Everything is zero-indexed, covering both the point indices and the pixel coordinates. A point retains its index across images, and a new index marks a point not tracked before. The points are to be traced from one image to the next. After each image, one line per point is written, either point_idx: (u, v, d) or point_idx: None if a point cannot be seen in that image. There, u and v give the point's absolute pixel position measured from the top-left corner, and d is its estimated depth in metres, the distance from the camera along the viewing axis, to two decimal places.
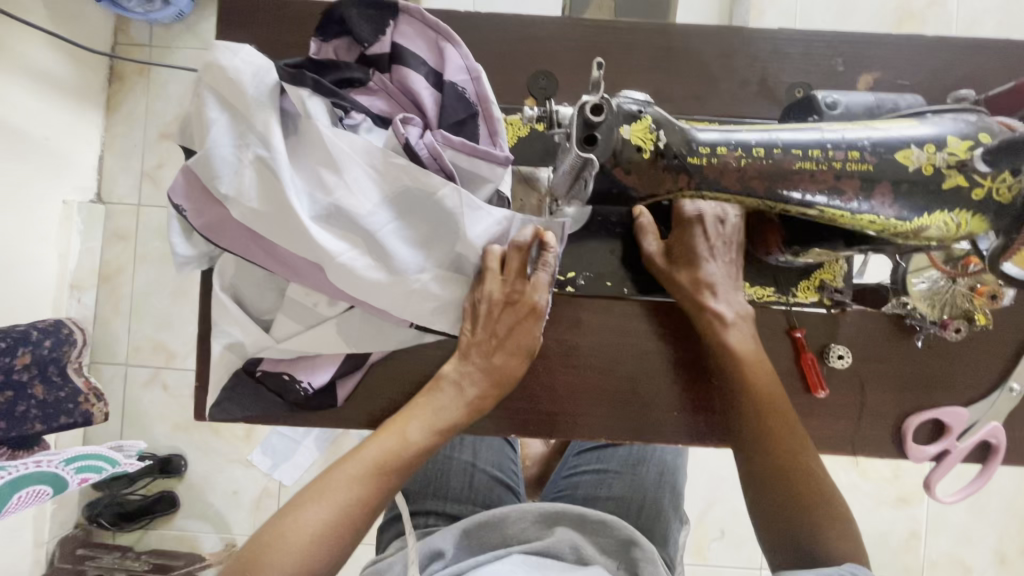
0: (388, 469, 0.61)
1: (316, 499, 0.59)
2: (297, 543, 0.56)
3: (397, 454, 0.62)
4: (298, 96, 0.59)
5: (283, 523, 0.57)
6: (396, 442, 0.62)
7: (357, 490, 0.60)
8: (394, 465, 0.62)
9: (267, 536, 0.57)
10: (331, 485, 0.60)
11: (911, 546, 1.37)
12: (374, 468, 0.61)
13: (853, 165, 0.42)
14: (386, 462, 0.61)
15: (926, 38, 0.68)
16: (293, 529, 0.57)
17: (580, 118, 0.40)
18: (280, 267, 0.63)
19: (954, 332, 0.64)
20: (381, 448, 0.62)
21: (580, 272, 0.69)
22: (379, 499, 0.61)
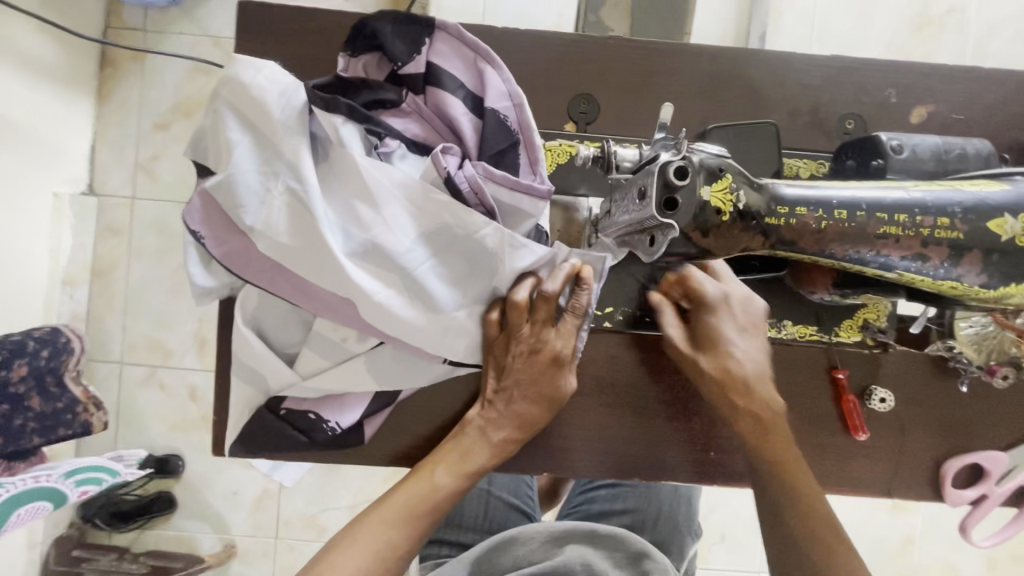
0: (417, 514, 0.58)
1: (343, 548, 0.56)
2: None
3: (425, 497, 0.59)
4: (331, 123, 0.56)
5: (306, 573, 0.55)
6: (425, 486, 0.60)
7: (385, 538, 0.57)
8: (423, 510, 0.59)
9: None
10: (358, 533, 0.57)
11: (905, 552, 1.37)
12: (401, 515, 0.58)
13: (942, 233, 0.40)
14: (415, 506, 0.58)
15: (981, 71, 0.65)
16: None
17: (660, 178, 0.37)
18: (306, 301, 0.60)
19: (1002, 378, 0.63)
20: (410, 492, 0.59)
21: (619, 307, 0.65)
22: (409, 545, 0.58)
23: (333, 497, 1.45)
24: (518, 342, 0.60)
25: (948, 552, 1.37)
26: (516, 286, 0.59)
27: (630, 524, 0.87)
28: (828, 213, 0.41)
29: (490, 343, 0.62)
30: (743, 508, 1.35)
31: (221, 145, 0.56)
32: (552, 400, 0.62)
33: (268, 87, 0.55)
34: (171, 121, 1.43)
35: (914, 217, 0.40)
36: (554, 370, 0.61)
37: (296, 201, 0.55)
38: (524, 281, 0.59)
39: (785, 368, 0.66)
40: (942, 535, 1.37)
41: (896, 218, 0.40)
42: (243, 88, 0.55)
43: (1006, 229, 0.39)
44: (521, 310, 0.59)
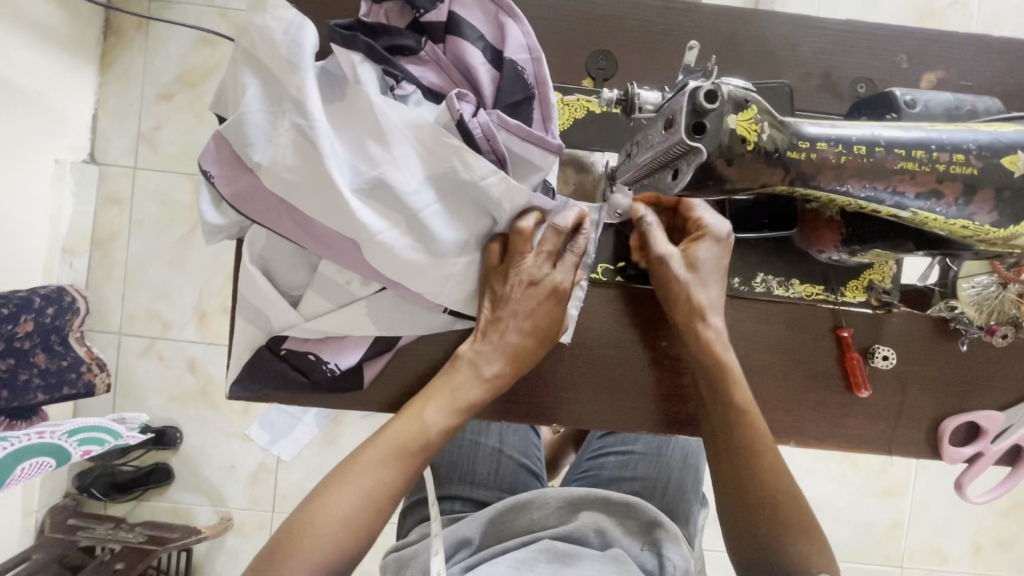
0: (409, 453, 0.59)
1: (340, 485, 0.57)
2: (325, 530, 0.55)
3: (416, 438, 0.60)
4: (350, 61, 0.56)
5: (309, 511, 0.56)
6: (416, 425, 0.60)
7: (379, 475, 0.58)
8: (413, 448, 0.59)
9: (297, 522, 0.56)
10: (353, 472, 0.58)
11: (894, 536, 1.39)
12: (392, 454, 0.59)
13: (957, 168, 0.41)
14: (406, 445, 0.59)
15: (989, 40, 0.67)
16: (320, 515, 0.56)
17: (690, 104, 0.38)
18: (313, 242, 0.60)
19: (1000, 337, 0.65)
20: (402, 431, 0.60)
21: (630, 261, 0.67)
22: (403, 483, 0.59)
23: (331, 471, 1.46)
24: (519, 272, 0.62)
25: (934, 537, 1.40)
26: (522, 217, 0.61)
27: (633, 485, 0.89)
28: (847, 149, 0.42)
29: (489, 274, 0.63)
30: None
31: (235, 88, 0.57)
32: (546, 335, 0.63)
33: (272, 24, 0.55)
34: (175, 91, 1.42)
35: (930, 154, 0.41)
36: (555, 302, 0.62)
37: (302, 137, 0.55)
38: (530, 213, 0.61)
39: (790, 325, 0.68)
40: (929, 519, 1.40)
41: (913, 154, 0.42)
42: (255, 30, 0.55)
43: (1018, 166, 0.41)
44: (524, 240, 0.61)
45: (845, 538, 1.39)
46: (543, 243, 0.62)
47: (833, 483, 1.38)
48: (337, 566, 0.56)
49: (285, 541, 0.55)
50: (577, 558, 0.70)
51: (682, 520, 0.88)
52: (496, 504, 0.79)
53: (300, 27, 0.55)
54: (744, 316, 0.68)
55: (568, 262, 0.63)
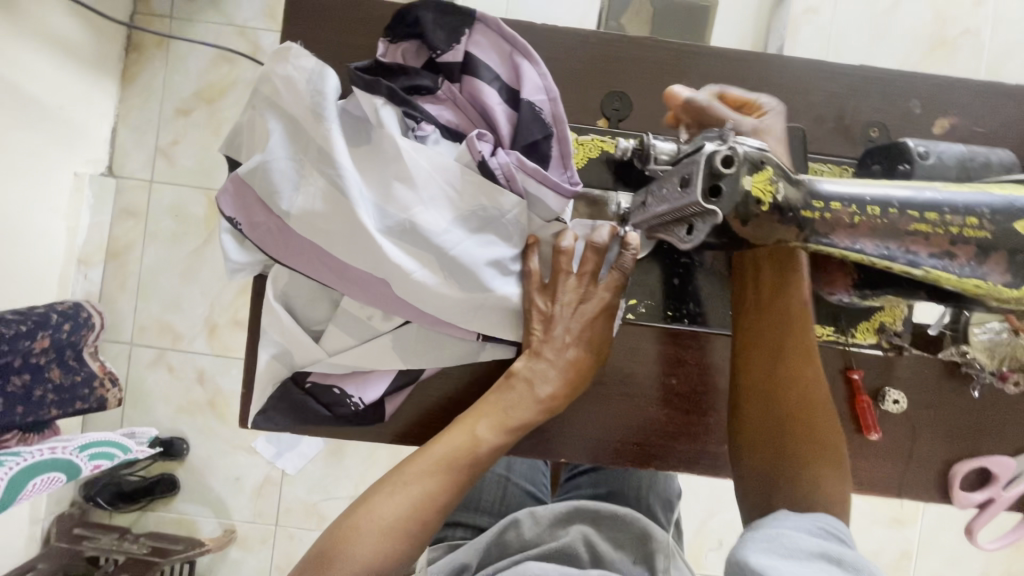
0: (459, 466, 0.59)
1: (386, 493, 0.58)
2: (369, 536, 0.55)
3: (466, 451, 0.60)
4: (372, 104, 0.58)
5: (355, 515, 0.57)
6: (467, 440, 0.60)
7: (428, 487, 0.58)
8: (463, 462, 0.59)
9: (345, 529, 0.56)
10: (401, 481, 0.58)
11: (902, 567, 1.37)
12: (441, 466, 0.59)
13: (970, 232, 0.41)
14: (457, 458, 0.59)
15: (1002, 86, 0.67)
16: (366, 518, 0.56)
17: (707, 167, 0.39)
18: (339, 282, 0.62)
19: (1013, 384, 0.65)
20: (453, 444, 0.60)
21: (641, 300, 0.67)
22: (451, 495, 0.59)
23: (335, 487, 1.46)
24: (566, 290, 0.62)
25: (943, 568, 1.38)
26: (561, 236, 0.63)
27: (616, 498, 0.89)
28: (860, 210, 0.43)
29: (532, 296, 0.63)
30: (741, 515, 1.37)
31: (258, 132, 0.60)
32: (598, 349, 0.63)
33: (297, 75, 0.58)
34: (193, 107, 1.44)
35: (943, 217, 0.42)
36: (606, 318, 0.62)
37: (332, 186, 0.58)
38: (568, 233, 0.63)
39: None
40: (936, 551, 1.38)
41: (927, 216, 0.42)
42: (280, 78, 0.59)
43: None
44: (567, 258, 0.62)
45: None
46: (584, 262, 0.63)
47: None
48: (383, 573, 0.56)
49: (331, 545, 0.56)
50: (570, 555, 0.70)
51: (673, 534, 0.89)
52: (493, 526, 0.80)
53: (321, 75, 0.59)
54: None
55: (613, 282, 0.62)
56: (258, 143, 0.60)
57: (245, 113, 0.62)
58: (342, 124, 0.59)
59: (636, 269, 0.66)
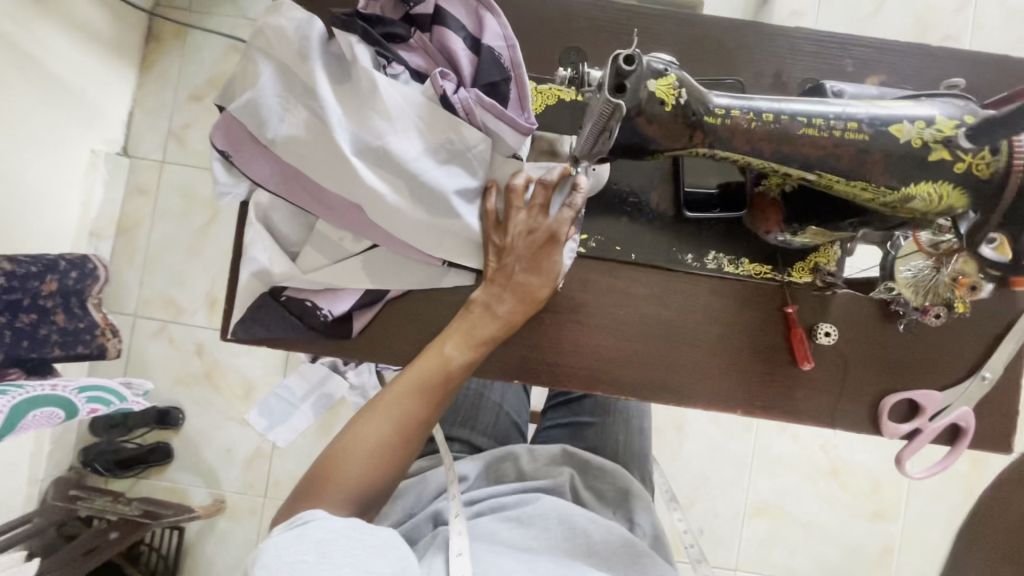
0: (432, 385, 0.65)
1: (370, 416, 0.63)
2: (356, 457, 0.62)
3: (437, 371, 0.65)
4: (348, 42, 0.64)
5: (342, 442, 0.63)
6: (438, 361, 0.65)
7: (407, 408, 0.64)
8: (436, 381, 0.65)
9: (334, 454, 0.62)
10: (383, 404, 0.64)
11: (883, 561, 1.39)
12: (413, 388, 0.64)
13: (851, 134, 0.47)
14: (428, 378, 0.65)
15: (930, 50, 0.74)
16: (351, 443, 0.62)
17: (614, 67, 0.45)
18: (317, 207, 0.68)
19: (934, 317, 0.69)
20: (422, 368, 0.65)
21: (592, 235, 0.73)
22: (429, 412, 0.64)
23: None
24: (518, 223, 0.67)
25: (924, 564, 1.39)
26: (514, 176, 0.68)
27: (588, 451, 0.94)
28: (756, 117, 0.49)
29: (489, 232, 0.68)
30: (723, 506, 1.41)
31: (247, 73, 0.65)
32: (551, 276, 0.68)
33: (286, 24, 0.64)
34: (205, 93, 1.54)
35: (828, 122, 0.48)
36: (553, 246, 0.67)
37: (314, 118, 0.64)
38: (521, 172, 0.68)
39: (745, 303, 0.73)
40: (919, 544, 1.39)
41: (813, 122, 0.48)
42: (270, 31, 0.64)
43: (903, 133, 0.47)
44: (518, 195, 0.67)
45: (832, 559, 1.40)
46: (535, 197, 0.67)
47: (823, 502, 1.41)
48: (373, 488, 0.62)
49: (325, 466, 0.62)
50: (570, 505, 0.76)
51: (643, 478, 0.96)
52: (492, 453, 0.85)
53: (308, 24, 0.64)
54: (696, 291, 0.73)
55: (564, 213, 0.66)
56: (246, 82, 0.65)
57: (238, 64, 0.67)
58: (327, 67, 0.65)
59: (588, 206, 0.72)
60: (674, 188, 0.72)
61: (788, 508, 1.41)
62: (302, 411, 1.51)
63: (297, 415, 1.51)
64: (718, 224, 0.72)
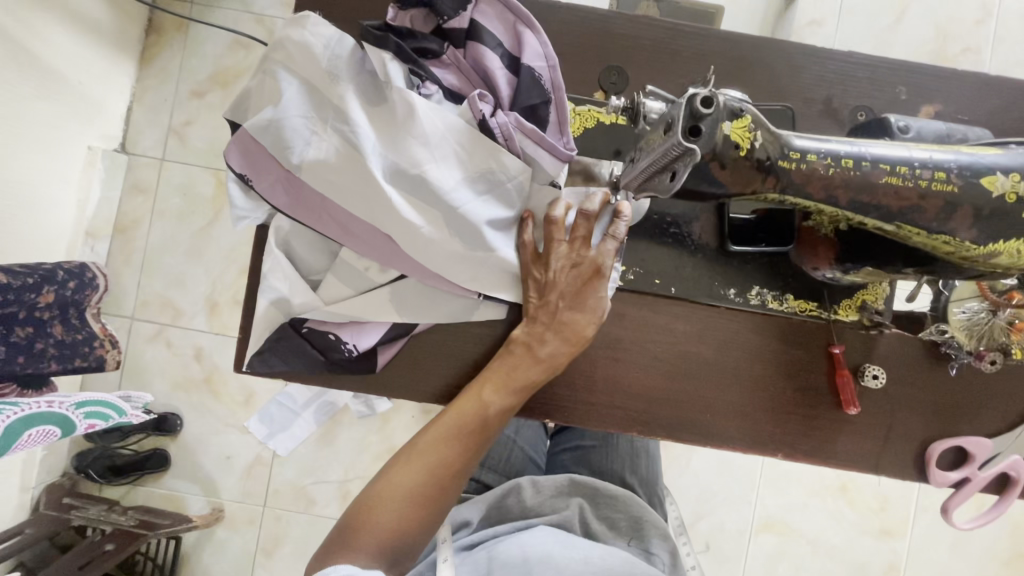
0: (468, 432, 0.62)
1: (402, 465, 0.61)
2: (391, 507, 0.59)
3: (474, 416, 0.62)
4: (380, 58, 0.59)
5: (376, 489, 0.60)
6: (475, 406, 0.62)
7: (442, 456, 0.61)
8: (472, 427, 0.62)
9: (368, 501, 0.60)
10: (416, 452, 0.61)
11: None
12: (451, 434, 0.61)
13: (938, 186, 0.44)
14: (465, 424, 0.62)
15: (986, 78, 0.70)
16: (386, 491, 0.59)
17: (688, 108, 0.41)
18: (343, 235, 0.64)
19: (989, 363, 0.66)
20: (460, 412, 0.62)
21: (631, 267, 0.69)
22: (466, 460, 0.62)
23: (325, 470, 1.47)
24: (559, 257, 0.63)
25: None
26: (553, 206, 0.63)
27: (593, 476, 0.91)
28: (835, 162, 0.45)
29: (528, 266, 0.64)
30: (730, 521, 1.38)
31: (268, 91, 0.60)
32: (594, 314, 0.64)
33: (313, 40, 0.59)
34: (208, 90, 1.48)
35: (913, 171, 0.44)
36: (597, 281, 0.63)
37: (345, 142, 0.59)
38: (561, 201, 0.63)
39: (782, 337, 0.70)
40: (926, 564, 1.37)
41: (897, 170, 0.44)
42: (294, 45, 0.59)
43: (996, 186, 0.43)
44: (559, 227, 0.63)
45: None
46: (576, 229, 0.63)
47: (831, 519, 1.39)
48: (407, 541, 0.60)
49: (354, 518, 0.60)
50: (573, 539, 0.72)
51: (653, 500, 0.92)
52: (495, 489, 0.81)
53: (339, 43, 0.60)
54: (737, 327, 0.70)
55: (608, 248, 0.63)
56: (267, 100, 0.60)
57: (255, 78, 0.61)
58: (358, 85, 0.60)
59: (629, 237, 0.68)
60: (719, 219, 0.68)
61: (795, 524, 1.38)
62: (303, 418, 1.46)
63: (298, 423, 1.46)
64: (764, 259, 0.69)
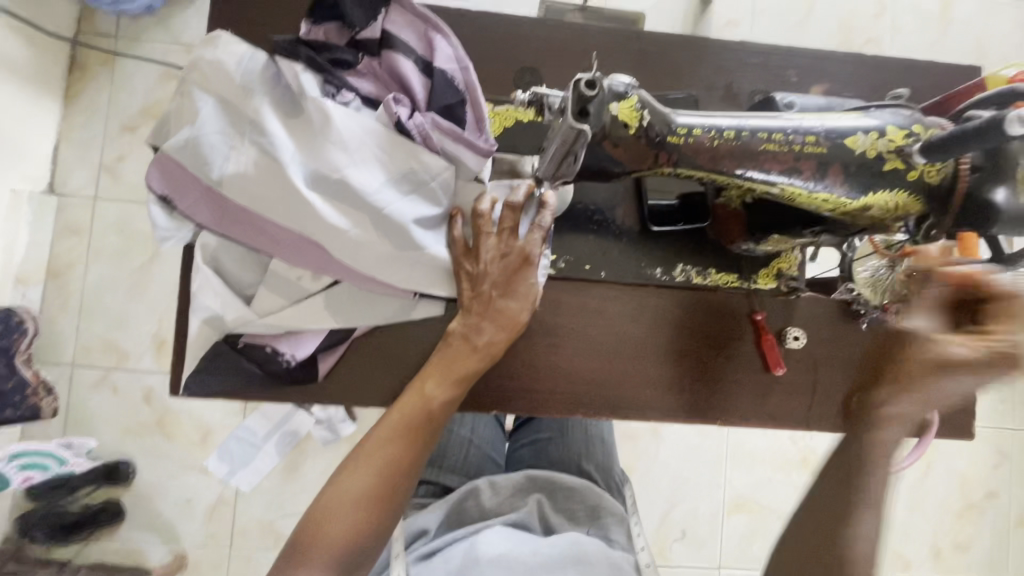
0: (415, 426, 0.62)
1: (351, 469, 0.60)
2: (342, 511, 0.58)
3: (419, 410, 0.63)
4: (292, 70, 0.61)
5: (326, 498, 0.59)
6: (419, 400, 0.63)
7: (390, 454, 0.61)
8: (418, 422, 0.62)
9: (318, 511, 0.59)
10: (364, 453, 0.61)
11: None
12: (396, 432, 0.62)
13: (811, 148, 0.49)
14: (410, 420, 0.62)
15: (866, 58, 0.77)
16: (336, 497, 0.59)
17: (575, 92, 0.44)
18: (270, 246, 0.64)
19: (894, 314, 0.72)
20: (404, 409, 0.63)
21: (561, 256, 0.71)
22: (415, 455, 0.62)
23: (292, 501, 1.42)
24: (488, 249, 0.65)
25: (897, 542, 1.42)
26: (479, 201, 0.66)
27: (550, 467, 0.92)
28: (719, 134, 0.49)
29: (459, 260, 0.66)
30: (701, 505, 1.42)
31: (182, 109, 0.60)
32: (527, 301, 0.66)
33: (225, 58, 0.60)
34: (139, 124, 1.45)
35: (787, 137, 0.49)
36: (527, 268, 0.65)
37: (264, 154, 0.60)
38: (486, 195, 0.66)
39: (709, 310, 0.73)
40: (890, 526, 1.44)
41: (774, 137, 0.49)
42: (206, 64, 0.60)
43: (858, 145, 0.49)
44: (486, 220, 0.65)
45: None
46: (503, 221, 0.65)
47: (796, 492, 1.44)
48: (363, 547, 0.59)
49: (306, 532, 0.58)
50: (529, 539, 0.73)
51: (611, 486, 0.93)
52: (453, 494, 0.81)
53: (252, 59, 0.61)
54: (667, 304, 0.73)
55: (535, 237, 0.65)
56: (181, 119, 0.60)
57: (170, 101, 0.62)
58: (274, 98, 0.61)
59: (557, 226, 0.71)
60: (639, 204, 0.72)
61: (763, 501, 1.43)
62: (265, 452, 1.42)
63: (258, 458, 1.42)
64: (685, 238, 0.73)
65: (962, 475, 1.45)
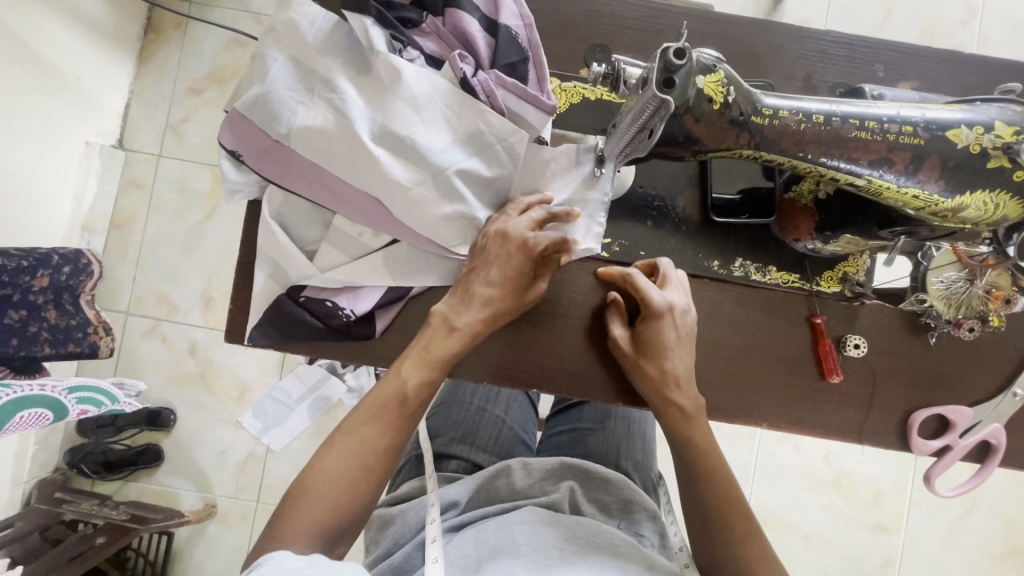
0: (388, 409, 0.61)
1: (327, 450, 0.60)
2: (319, 491, 0.58)
3: (393, 393, 0.61)
4: (362, 23, 0.60)
5: (302, 480, 0.59)
6: (395, 382, 0.62)
7: (367, 433, 0.60)
8: (394, 403, 0.61)
9: (296, 492, 0.58)
10: (340, 435, 0.60)
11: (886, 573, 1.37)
12: (371, 413, 0.61)
13: (906, 138, 0.47)
14: (385, 401, 0.61)
15: (963, 57, 0.72)
16: (313, 477, 0.58)
17: (663, 60, 0.43)
18: (332, 201, 0.65)
19: (967, 330, 0.68)
20: (382, 389, 0.62)
21: (616, 239, 0.70)
22: (390, 437, 0.61)
23: None
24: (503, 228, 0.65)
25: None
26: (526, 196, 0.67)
27: (585, 458, 0.92)
28: (806, 118, 0.48)
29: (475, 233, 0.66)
30: None
31: (256, 65, 0.61)
32: (513, 286, 0.64)
33: (299, 19, 0.61)
34: (205, 87, 1.50)
35: (882, 125, 0.48)
36: (523, 257, 0.63)
37: (335, 110, 0.60)
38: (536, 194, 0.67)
39: (767, 308, 0.71)
40: (921, 558, 1.38)
41: (867, 125, 0.48)
42: (281, 25, 0.61)
43: (961, 138, 0.47)
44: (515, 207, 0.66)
45: (833, 571, 1.37)
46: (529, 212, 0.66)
47: (826, 513, 1.38)
48: (341, 525, 0.58)
49: (283, 512, 0.58)
50: (560, 519, 0.73)
51: (647, 487, 0.92)
52: (484, 472, 0.82)
53: (324, 20, 0.62)
54: (721, 298, 0.71)
55: (534, 215, 0.65)
56: (254, 77, 0.61)
57: None
58: (344, 58, 0.62)
59: (614, 211, 0.70)
60: (702, 193, 0.70)
61: (790, 518, 1.38)
62: (299, 413, 1.46)
63: (290, 417, 1.46)
64: (746, 232, 0.70)
65: (1008, 515, 1.38)
